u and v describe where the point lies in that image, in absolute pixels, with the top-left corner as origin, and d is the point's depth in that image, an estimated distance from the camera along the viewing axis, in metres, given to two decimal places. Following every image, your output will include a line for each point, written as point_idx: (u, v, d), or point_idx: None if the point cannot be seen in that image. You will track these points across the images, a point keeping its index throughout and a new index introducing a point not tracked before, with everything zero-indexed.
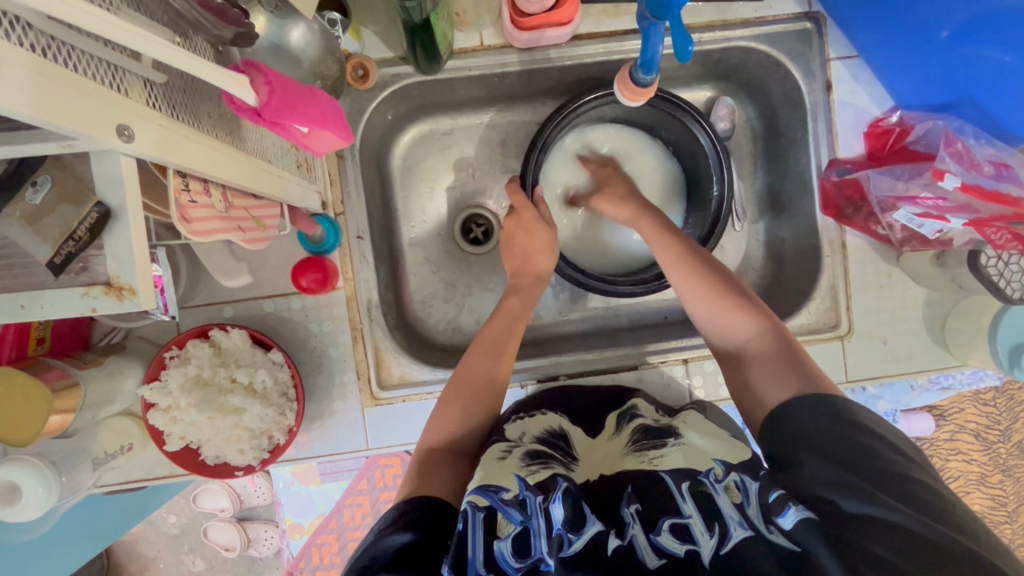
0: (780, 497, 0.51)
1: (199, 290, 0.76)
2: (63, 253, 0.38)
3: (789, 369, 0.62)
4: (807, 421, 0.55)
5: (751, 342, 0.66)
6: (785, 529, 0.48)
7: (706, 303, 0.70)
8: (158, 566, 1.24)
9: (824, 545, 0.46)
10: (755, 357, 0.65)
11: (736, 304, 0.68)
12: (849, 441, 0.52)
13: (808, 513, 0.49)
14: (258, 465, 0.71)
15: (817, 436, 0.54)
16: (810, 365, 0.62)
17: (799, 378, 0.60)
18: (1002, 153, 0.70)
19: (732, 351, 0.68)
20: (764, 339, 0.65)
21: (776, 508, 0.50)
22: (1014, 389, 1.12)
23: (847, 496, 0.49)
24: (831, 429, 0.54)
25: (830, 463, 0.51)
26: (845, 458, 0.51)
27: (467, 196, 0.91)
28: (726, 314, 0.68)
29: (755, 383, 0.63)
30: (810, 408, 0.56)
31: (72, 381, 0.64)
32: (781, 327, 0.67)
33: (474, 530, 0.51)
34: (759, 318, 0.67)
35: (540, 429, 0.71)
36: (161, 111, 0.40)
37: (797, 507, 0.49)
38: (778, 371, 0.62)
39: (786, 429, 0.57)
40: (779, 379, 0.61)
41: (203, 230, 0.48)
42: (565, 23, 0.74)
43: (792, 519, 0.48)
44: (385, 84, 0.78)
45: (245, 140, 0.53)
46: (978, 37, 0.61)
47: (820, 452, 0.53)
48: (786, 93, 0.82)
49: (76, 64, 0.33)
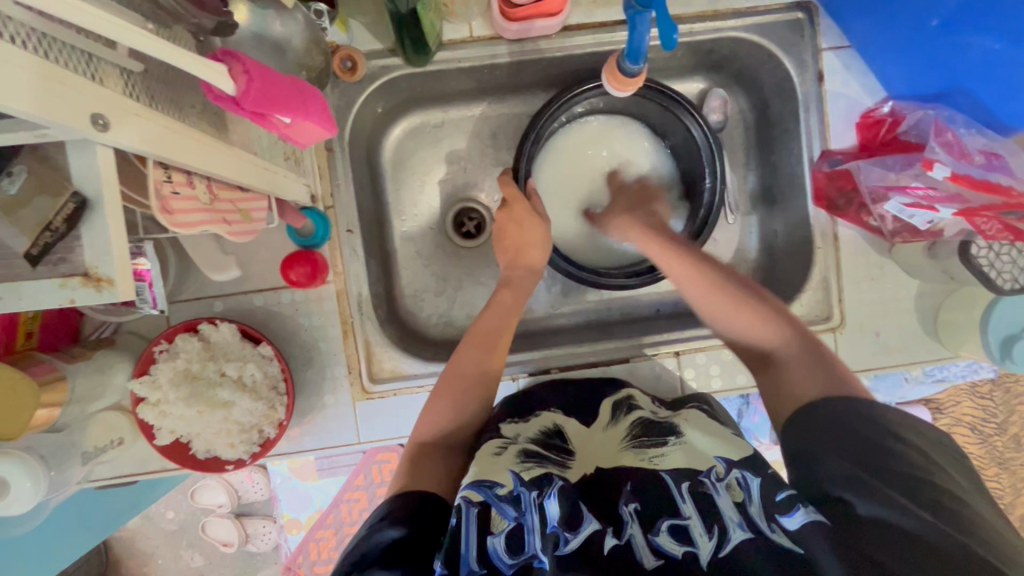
0: (789, 497, 0.51)
1: (189, 284, 0.76)
2: (40, 244, 0.37)
3: (815, 373, 0.61)
4: (834, 422, 0.56)
5: (769, 347, 0.66)
6: (788, 529, 0.49)
7: (726, 315, 0.69)
8: (155, 562, 1.24)
9: (827, 547, 0.47)
10: (779, 363, 0.65)
11: (755, 311, 0.67)
12: (876, 442, 0.53)
13: (817, 516, 0.50)
14: (248, 459, 0.70)
15: (842, 435, 0.54)
16: (837, 368, 0.62)
17: (825, 382, 0.60)
18: (994, 142, 0.69)
19: (757, 357, 0.68)
20: (787, 344, 0.65)
21: (781, 508, 0.51)
22: (1010, 382, 1.12)
23: (864, 497, 0.49)
24: (847, 427, 0.55)
25: (847, 461, 0.52)
26: (865, 457, 0.52)
27: (459, 189, 0.91)
28: (740, 321, 0.68)
29: (782, 390, 0.63)
30: (832, 410, 0.56)
31: (60, 375, 0.64)
32: (805, 331, 0.66)
33: (468, 525, 0.51)
34: (780, 324, 0.66)
35: (535, 429, 0.71)
36: (140, 101, 0.40)
37: (805, 509, 0.50)
38: (804, 376, 0.62)
39: (811, 425, 0.57)
40: (806, 384, 0.61)
41: (186, 222, 0.47)
42: (554, 14, 0.74)
43: (798, 520, 0.49)
44: (374, 76, 0.77)
45: (229, 132, 0.53)
46: (969, 26, 0.60)
47: (840, 451, 0.53)
48: (778, 84, 0.82)
49: (47, 52, 0.33)
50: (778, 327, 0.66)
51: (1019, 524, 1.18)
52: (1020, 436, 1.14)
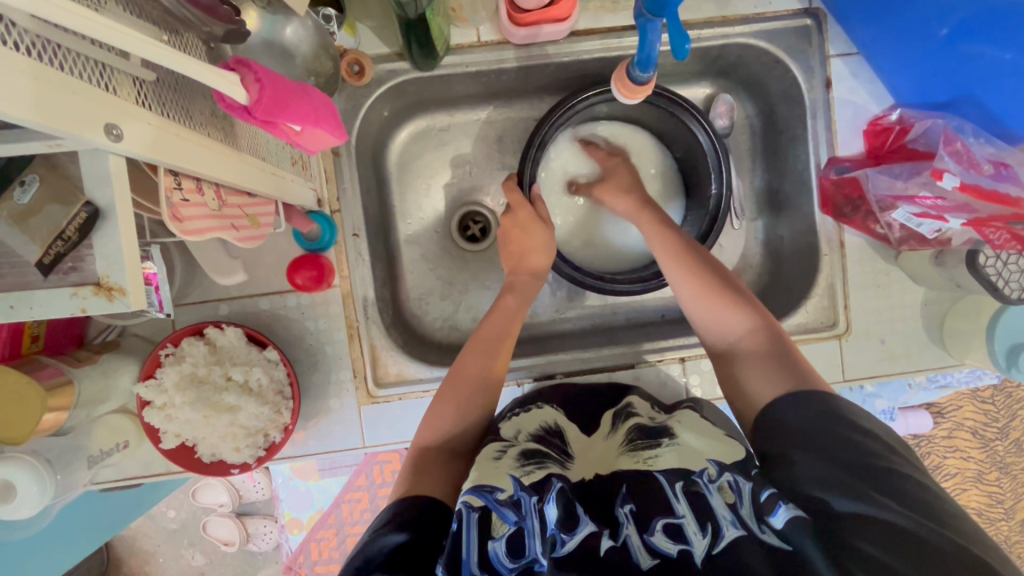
0: (772, 495, 0.51)
1: (195, 287, 0.76)
2: (52, 253, 0.38)
3: (781, 368, 0.61)
4: (795, 420, 0.55)
5: (738, 337, 0.66)
6: (776, 527, 0.48)
7: (704, 305, 0.69)
8: (157, 560, 1.24)
9: (814, 548, 0.46)
10: (744, 352, 0.65)
11: (729, 299, 0.68)
12: (839, 439, 0.52)
13: (798, 512, 0.49)
14: (253, 463, 0.71)
15: (808, 433, 0.54)
16: (804, 366, 0.61)
17: (788, 375, 0.60)
18: (1002, 151, 0.69)
19: (722, 347, 0.68)
20: (758, 338, 0.65)
21: (766, 507, 0.50)
22: (1013, 387, 1.12)
23: (838, 494, 0.49)
24: (814, 420, 0.54)
25: (814, 458, 0.51)
26: (835, 454, 0.51)
27: (464, 193, 0.91)
28: (712, 309, 0.68)
29: (747, 384, 0.62)
30: (803, 404, 0.55)
31: (66, 378, 0.64)
32: (774, 326, 0.66)
33: (468, 530, 0.51)
34: (750, 316, 0.66)
35: (535, 425, 0.72)
36: (152, 110, 0.40)
37: (788, 506, 0.49)
38: (771, 370, 0.61)
39: (777, 425, 0.56)
40: (773, 378, 0.60)
41: (195, 229, 0.47)
42: (562, 19, 0.73)
43: (783, 518, 0.48)
44: (382, 80, 0.77)
45: (238, 138, 0.53)
46: (980, 35, 0.60)
47: (812, 450, 0.52)
48: (785, 91, 0.82)
49: (62, 63, 0.33)
50: (746, 318, 0.66)
51: (1019, 528, 1.18)
52: (1021, 440, 1.14)
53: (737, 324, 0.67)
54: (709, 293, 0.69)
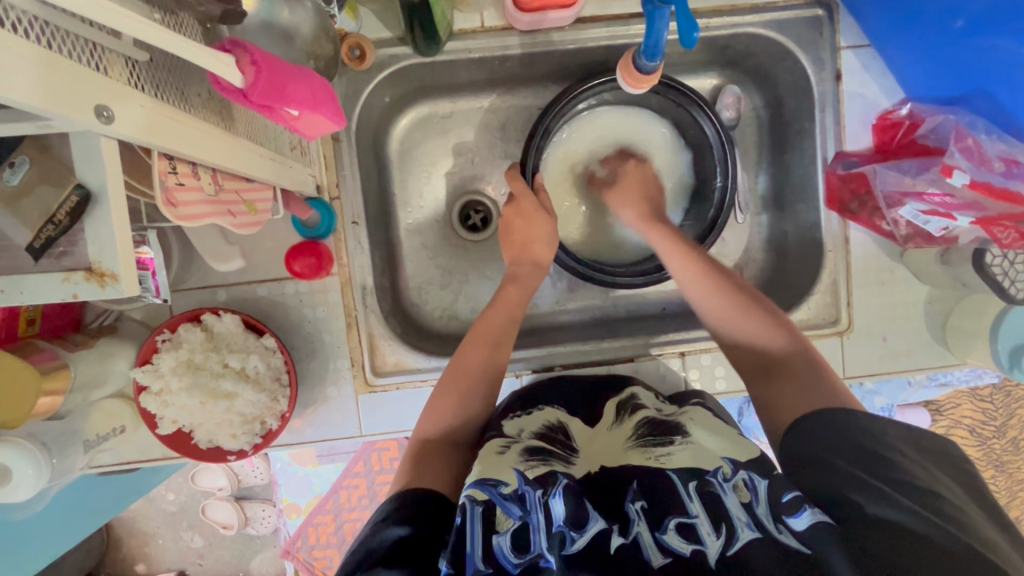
0: (795, 499, 0.50)
1: (191, 272, 0.75)
2: (43, 237, 0.37)
3: (817, 388, 0.60)
4: (827, 424, 0.56)
5: (777, 357, 0.65)
6: (795, 530, 0.47)
7: (728, 311, 0.69)
8: (156, 542, 1.24)
9: (837, 548, 0.45)
10: (780, 373, 0.64)
11: (762, 318, 0.67)
12: (873, 451, 0.52)
13: (823, 517, 0.48)
14: (250, 450, 0.70)
15: (841, 440, 0.54)
16: (813, 356, 0.64)
17: (824, 396, 0.59)
18: (1014, 148, 0.65)
19: (756, 367, 0.67)
20: (783, 345, 0.66)
21: (788, 509, 0.49)
22: (1013, 387, 1.11)
23: (871, 498, 0.49)
24: (851, 427, 0.54)
25: (845, 463, 0.52)
26: (868, 459, 0.52)
27: (466, 182, 0.90)
28: (751, 329, 0.68)
29: (776, 399, 0.62)
30: (838, 419, 0.55)
31: (61, 363, 0.64)
32: (807, 347, 0.66)
33: (472, 524, 0.50)
34: (787, 336, 0.66)
35: (538, 424, 0.70)
36: (145, 91, 0.39)
37: (811, 510, 0.49)
38: (798, 381, 0.62)
39: (805, 437, 0.56)
40: (803, 394, 0.60)
41: (191, 215, 0.46)
42: (568, 5, 0.72)
43: (804, 521, 0.48)
44: (383, 65, 0.76)
45: (235, 121, 0.52)
46: (996, 29, 0.59)
47: (844, 454, 0.53)
48: (794, 83, 0.80)
49: (50, 42, 0.31)
50: (782, 339, 0.66)
51: None
52: (1018, 439, 1.14)
53: (774, 344, 0.66)
54: (738, 311, 0.68)
